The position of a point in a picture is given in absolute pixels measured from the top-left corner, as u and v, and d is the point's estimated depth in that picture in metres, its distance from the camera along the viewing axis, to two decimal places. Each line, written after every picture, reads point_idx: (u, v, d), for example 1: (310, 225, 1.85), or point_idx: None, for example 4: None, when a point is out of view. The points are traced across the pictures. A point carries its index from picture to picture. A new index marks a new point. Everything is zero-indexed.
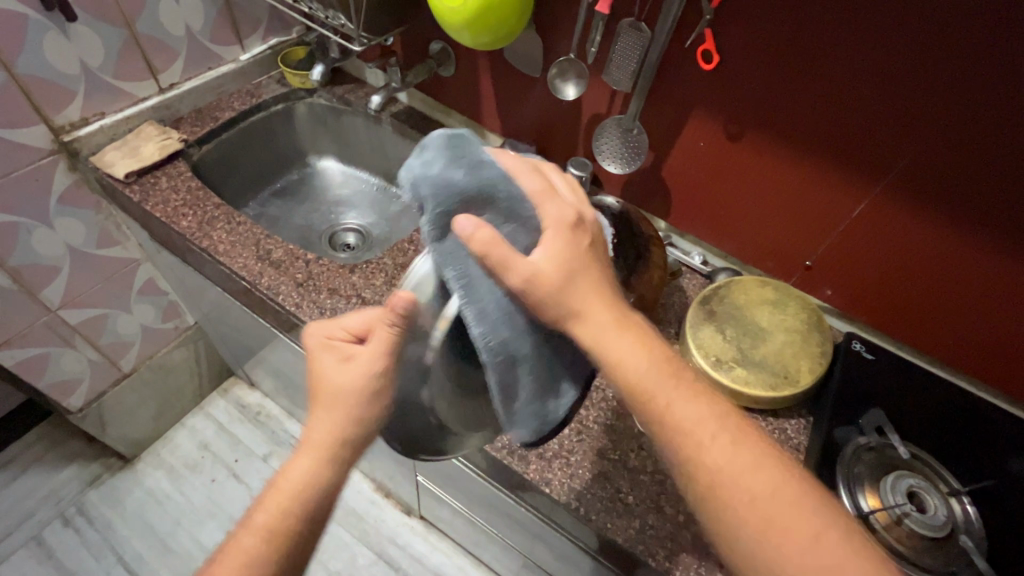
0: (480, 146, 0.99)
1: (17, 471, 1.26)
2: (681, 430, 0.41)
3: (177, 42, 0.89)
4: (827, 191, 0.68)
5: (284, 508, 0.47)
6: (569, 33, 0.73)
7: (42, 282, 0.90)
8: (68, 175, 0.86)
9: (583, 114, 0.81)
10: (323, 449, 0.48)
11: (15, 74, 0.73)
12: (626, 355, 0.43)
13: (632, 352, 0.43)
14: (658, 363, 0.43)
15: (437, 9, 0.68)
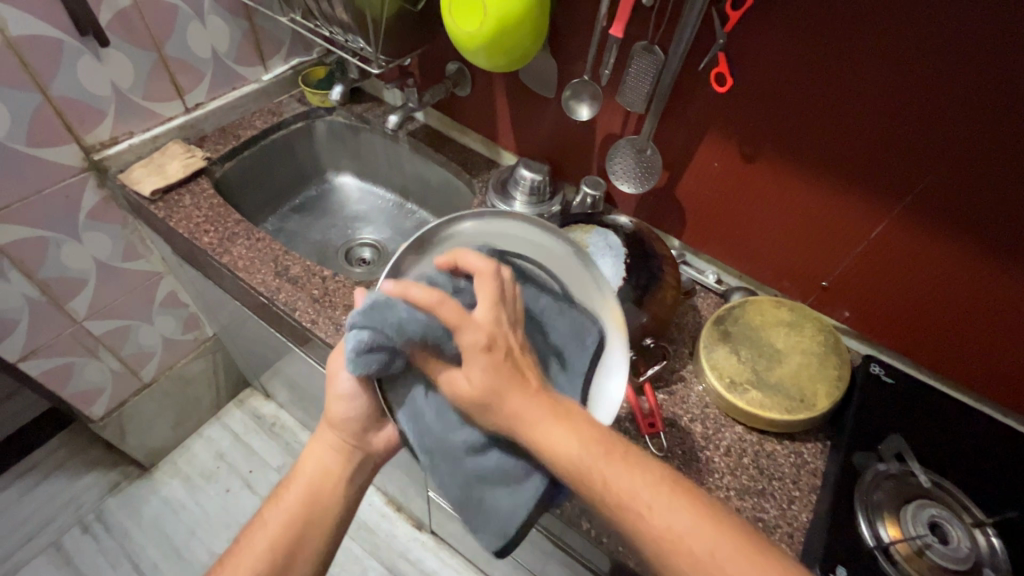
0: (495, 164, 1.00)
1: (39, 477, 1.29)
2: (621, 497, 0.42)
3: (203, 64, 0.93)
4: (845, 213, 0.68)
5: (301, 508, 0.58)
6: (582, 55, 0.73)
7: (69, 295, 0.92)
8: (97, 192, 0.89)
9: (597, 133, 0.81)
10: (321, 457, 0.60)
11: (49, 96, 0.76)
12: None
13: (564, 435, 0.44)
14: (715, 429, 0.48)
15: (454, 34, 0.69)
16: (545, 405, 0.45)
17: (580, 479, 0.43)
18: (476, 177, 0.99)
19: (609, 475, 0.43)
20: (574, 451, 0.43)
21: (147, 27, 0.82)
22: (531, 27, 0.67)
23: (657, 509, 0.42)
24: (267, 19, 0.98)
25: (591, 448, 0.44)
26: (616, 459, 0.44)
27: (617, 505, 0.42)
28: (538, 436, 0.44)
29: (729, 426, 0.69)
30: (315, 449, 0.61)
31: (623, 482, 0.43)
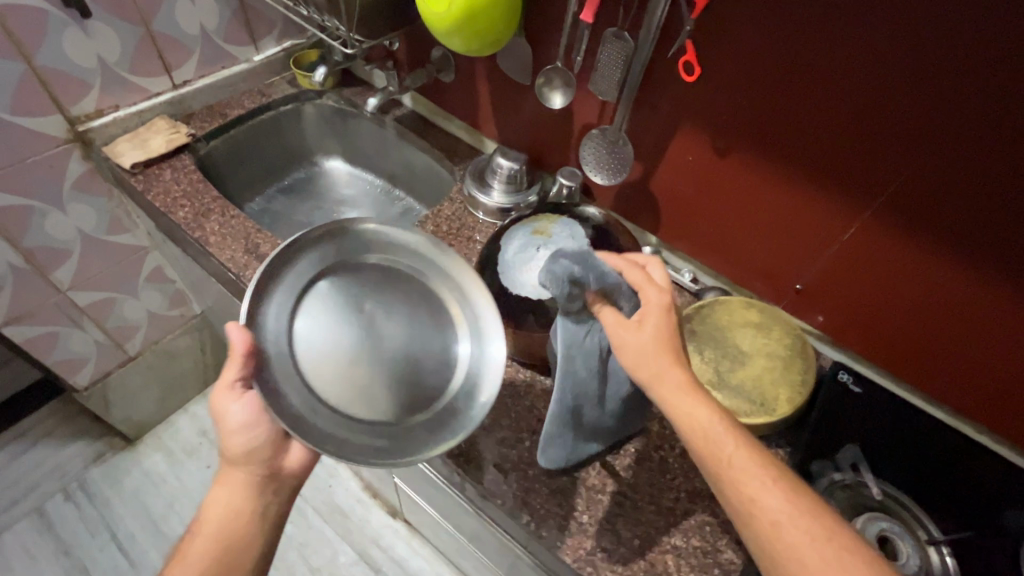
0: (478, 152, 1.00)
1: (28, 443, 1.32)
2: (735, 471, 0.44)
3: (192, 41, 0.93)
4: (817, 212, 0.66)
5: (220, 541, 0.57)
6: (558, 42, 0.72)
7: (52, 264, 0.94)
8: (82, 163, 0.90)
9: (574, 124, 0.80)
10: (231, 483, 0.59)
11: (34, 66, 0.77)
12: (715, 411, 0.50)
13: (702, 408, 0.47)
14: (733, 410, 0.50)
15: (425, 15, 0.68)
16: (688, 378, 0.48)
17: (701, 448, 0.45)
18: (457, 165, 0.98)
19: (733, 453, 0.45)
20: (704, 421, 0.46)
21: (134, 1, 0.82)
22: (501, 11, 0.66)
23: (758, 485, 0.43)
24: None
25: (718, 422, 0.46)
26: (738, 441, 0.45)
27: (731, 479, 0.44)
28: (674, 398, 0.47)
29: None
30: (220, 495, 0.59)
31: (737, 460, 0.44)
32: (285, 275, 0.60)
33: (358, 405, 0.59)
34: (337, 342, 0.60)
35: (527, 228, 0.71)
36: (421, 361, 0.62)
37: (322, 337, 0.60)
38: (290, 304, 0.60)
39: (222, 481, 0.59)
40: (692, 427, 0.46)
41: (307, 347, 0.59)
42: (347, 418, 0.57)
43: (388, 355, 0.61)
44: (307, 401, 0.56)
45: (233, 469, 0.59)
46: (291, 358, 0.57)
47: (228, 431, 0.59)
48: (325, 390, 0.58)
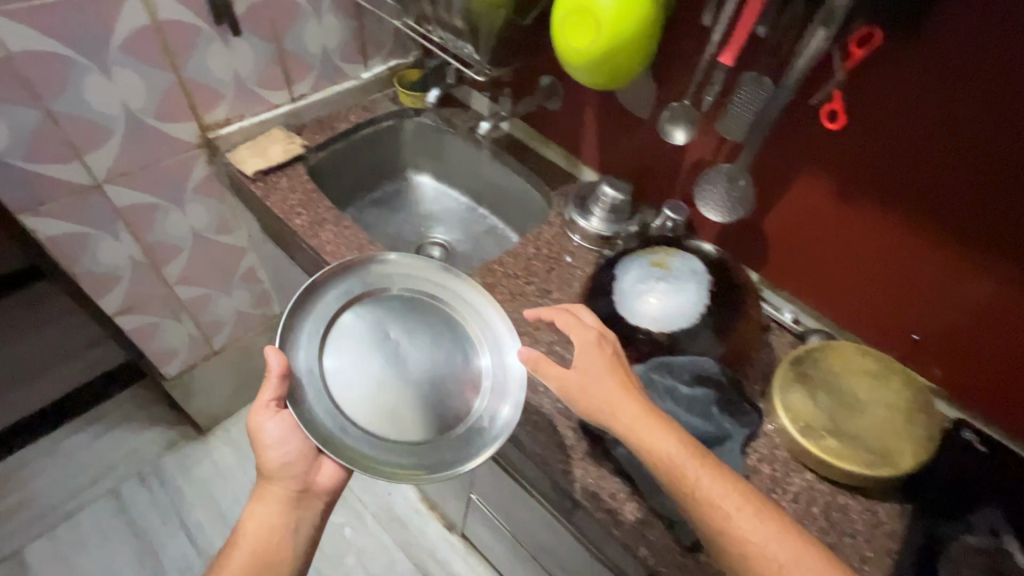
0: (573, 178, 1.02)
1: (108, 425, 1.38)
2: (705, 493, 0.52)
3: (313, 58, 0.98)
4: (892, 242, 0.68)
5: (256, 553, 0.62)
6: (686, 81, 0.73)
7: (166, 260, 0.99)
8: (205, 168, 0.95)
9: (685, 159, 0.82)
10: (268, 502, 0.64)
11: (182, 77, 0.82)
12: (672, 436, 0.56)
13: (666, 440, 0.55)
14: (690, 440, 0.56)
15: (561, 46, 0.70)
16: (646, 413, 0.57)
17: (676, 476, 0.54)
18: (553, 189, 1.00)
19: (701, 479, 0.53)
20: (665, 447, 0.55)
21: (274, 21, 0.88)
22: (641, 49, 0.68)
23: (728, 503, 0.52)
24: (375, 21, 1.03)
25: (682, 450, 0.55)
26: (700, 464, 0.54)
27: (700, 505, 0.52)
28: (640, 432, 0.56)
29: (798, 472, 0.67)
30: (258, 509, 0.64)
31: (705, 481, 0.53)
32: (311, 313, 0.69)
33: (384, 424, 0.66)
34: (366, 367, 0.68)
35: (644, 259, 0.72)
36: (441, 380, 0.69)
37: (350, 365, 0.67)
38: (320, 337, 0.68)
39: (259, 497, 0.65)
40: (650, 445, 0.55)
41: (337, 374, 0.66)
42: (378, 435, 0.64)
43: (410, 377, 0.68)
44: (338, 421, 0.63)
45: (273, 487, 0.65)
46: (320, 382, 0.65)
47: (266, 450, 0.65)
48: (356, 410, 0.65)
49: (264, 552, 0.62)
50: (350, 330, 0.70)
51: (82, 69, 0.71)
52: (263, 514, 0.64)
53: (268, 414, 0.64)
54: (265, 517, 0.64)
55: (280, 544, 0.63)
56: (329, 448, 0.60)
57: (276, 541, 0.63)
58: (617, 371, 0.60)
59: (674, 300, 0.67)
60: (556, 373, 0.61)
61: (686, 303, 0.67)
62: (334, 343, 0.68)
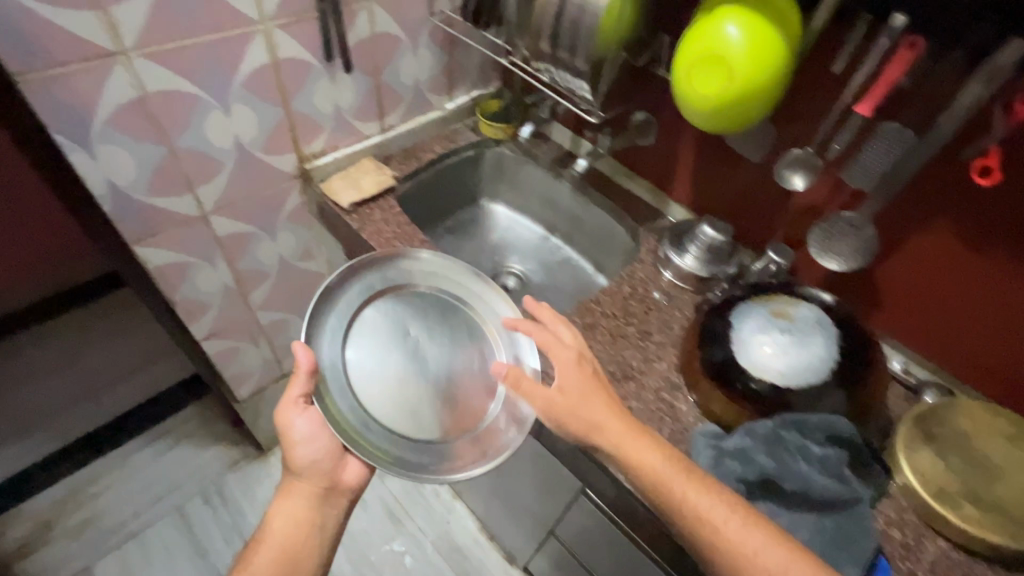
0: (660, 214, 1.00)
1: (172, 442, 1.39)
2: (689, 500, 0.56)
3: (405, 90, 0.99)
4: (988, 283, 0.67)
5: (278, 550, 0.64)
6: (810, 127, 0.71)
7: (253, 286, 1.00)
8: (298, 197, 0.96)
9: (793, 203, 0.81)
10: (292, 500, 0.67)
11: (290, 110, 0.83)
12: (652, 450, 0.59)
13: (650, 452, 0.59)
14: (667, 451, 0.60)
15: (682, 89, 0.69)
16: (622, 424, 0.61)
17: (662, 489, 0.57)
18: (641, 225, 0.99)
19: (687, 491, 0.57)
20: (645, 457, 0.59)
21: (375, 56, 0.89)
22: (770, 96, 0.66)
23: (710, 510, 0.55)
24: (464, 53, 1.04)
25: (666, 461, 0.58)
26: (683, 473, 0.58)
27: (687, 514, 0.56)
28: (623, 444, 0.59)
29: (931, 538, 0.64)
30: (283, 505, 0.67)
31: (689, 490, 0.57)
32: (333, 309, 0.70)
33: (404, 420, 0.67)
34: (384, 363, 0.69)
35: (763, 309, 0.70)
36: (457, 378, 0.71)
37: (372, 360, 0.69)
38: (342, 331, 0.69)
39: (287, 492, 0.68)
40: (630, 454, 0.59)
41: (358, 367, 0.68)
42: (396, 431, 0.66)
43: (428, 376, 0.70)
44: (360, 416, 0.65)
45: (300, 482, 0.68)
46: (344, 376, 0.66)
47: (292, 442, 0.67)
48: (376, 406, 0.67)
49: (287, 548, 0.65)
50: (370, 324, 0.71)
51: (205, 106, 0.73)
52: (288, 513, 0.66)
53: (295, 408, 0.66)
54: (290, 515, 0.66)
55: (304, 542, 0.66)
56: (352, 442, 0.62)
57: (300, 537, 0.65)
58: (591, 384, 0.63)
59: (801, 353, 0.65)
60: (541, 393, 0.62)
61: (813, 356, 0.65)
62: (354, 337, 0.70)
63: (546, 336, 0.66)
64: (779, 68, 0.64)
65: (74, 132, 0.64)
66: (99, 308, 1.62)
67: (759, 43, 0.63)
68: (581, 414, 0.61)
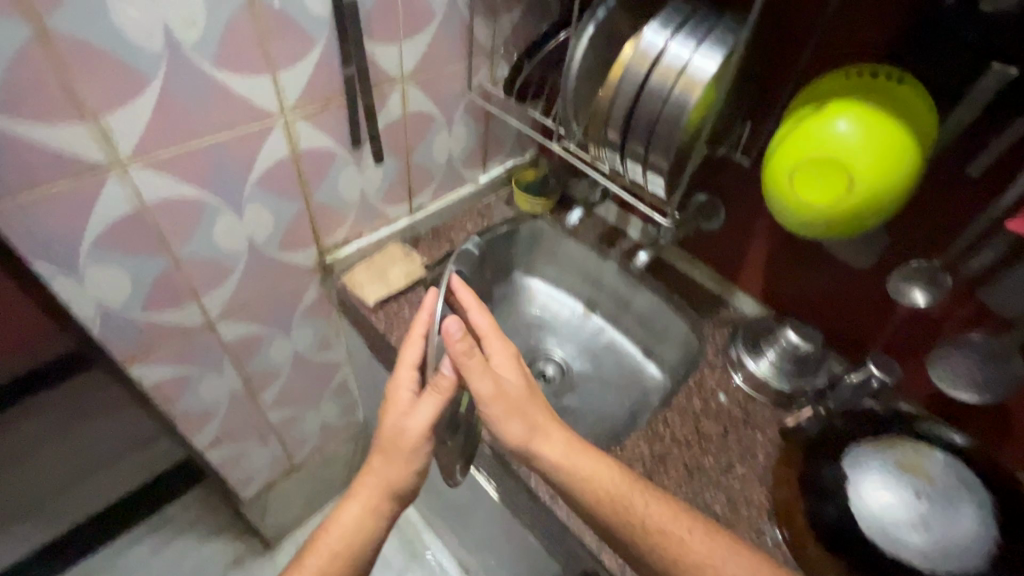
0: (725, 304, 0.89)
1: (170, 536, 1.26)
2: (663, 532, 0.55)
3: (436, 168, 0.89)
4: None
5: (341, 551, 0.63)
6: (936, 236, 0.60)
7: (264, 386, 0.89)
8: (317, 290, 0.85)
9: (899, 312, 0.69)
10: (359, 505, 0.64)
11: (311, 203, 0.73)
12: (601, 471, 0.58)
13: (595, 464, 0.59)
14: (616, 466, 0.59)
15: (772, 174, 0.58)
16: (562, 434, 0.60)
17: (618, 503, 0.56)
18: (706, 318, 0.87)
19: (688, 536, 0.55)
20: (568, 463, 0.58)
21: (406, 137, 0.79)
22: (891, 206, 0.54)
23: (699, 547, 0.54)
24: (500, 124, 0.94)
25: (618, 480, 0.58)
26: (637, 492, 0.57)
27: (646, 528, 0.55)
28: (570, 461, 0.58)
29: None
30: (344, 512, 0.64)
31: (650, 513, 0.56)
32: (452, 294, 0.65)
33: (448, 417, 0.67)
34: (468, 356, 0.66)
35: (888, 457, 0.58)
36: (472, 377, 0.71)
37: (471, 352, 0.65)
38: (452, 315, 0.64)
39: (352, 495, 0.65)
40: (563, 462, 0.58)
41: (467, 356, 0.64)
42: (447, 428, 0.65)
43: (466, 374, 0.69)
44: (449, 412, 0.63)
45: (380, 496, 0.64)
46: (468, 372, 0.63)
47: (391, 457, 0.62)
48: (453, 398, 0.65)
49: (348, 551, 0.63)
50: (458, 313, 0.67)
51: (217, 208, 0.62)
52: (353, 513, 0.64)
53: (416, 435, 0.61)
54: (356, 516, 0.64)
55: (361, 544, 0.64)
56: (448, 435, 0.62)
57: (362, 541, 0.64)
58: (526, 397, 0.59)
59: (947, 528, 0.53)
60: (488, 398, 0.58)
61: (962, 534, 0.53)
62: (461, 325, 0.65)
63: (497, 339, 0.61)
64: (896, 174, 0.52)
65: (57, 256, 0.53)
66: (79, 383, 1.46)
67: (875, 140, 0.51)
68: (532, 418, 0.59)
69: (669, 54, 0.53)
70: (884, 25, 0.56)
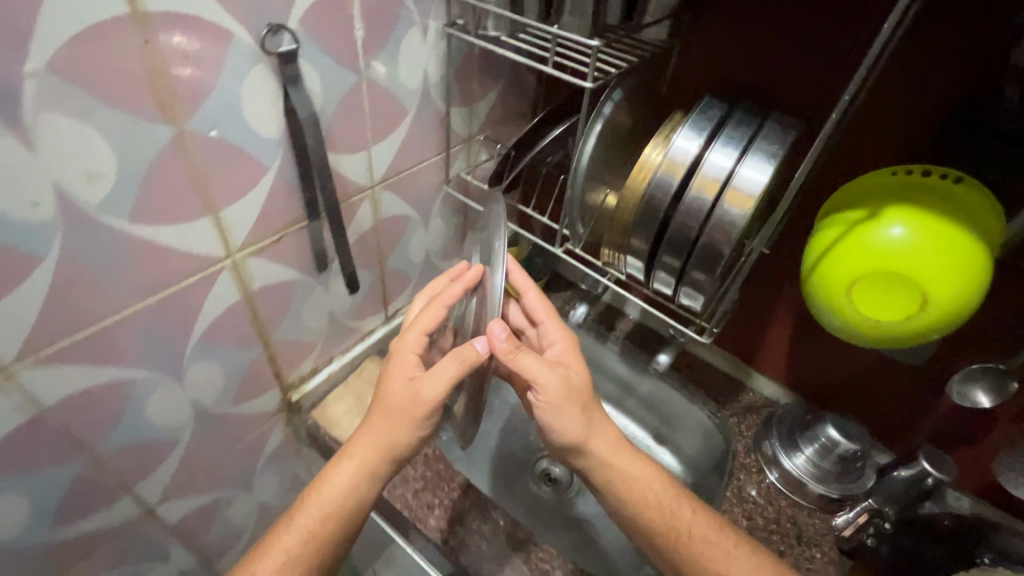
0: (743, 388, 0.81)
1: None
2: (704, 545, 0.53)
3: (414, 268, 0.77)
4: None
5: (333, 509, 0.54)
6: (993, 330, 0.55)
7: (222, 552, 0.72)
8: (282, 432, 0.70)
9: (944, 400, 0.63)
10: (356, 456, 0.54)
11: (270, 343, 0.59)
12: (643, 478, 0.55)
13: (645, 472, 0.55)
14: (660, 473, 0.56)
15: (822, 274, 0.51)
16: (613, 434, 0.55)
17: (664, 517, 0.53)
18: (726, 408, 0.79)
19: (730, 555, 0.53)
20: (619, 464, 0.54)
21: (380, 244, 0.67)
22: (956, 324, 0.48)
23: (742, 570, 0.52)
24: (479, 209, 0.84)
25: (666, 493, 0.55)
26: (682, 503, 0.55)
27: (685, 544, 0.53)
28: (621, 464, 0.54)
29: None
30: (344, 466, 0.54)
31: (694, 528, 0.54)
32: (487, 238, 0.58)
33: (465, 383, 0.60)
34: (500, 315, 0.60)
35: None
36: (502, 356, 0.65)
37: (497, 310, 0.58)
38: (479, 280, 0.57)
39: (351, 450, 0.55)
40: (611, 459, 0.54)
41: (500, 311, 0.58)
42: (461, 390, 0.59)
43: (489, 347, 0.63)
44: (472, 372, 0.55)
45: (380, 458, 0.54)
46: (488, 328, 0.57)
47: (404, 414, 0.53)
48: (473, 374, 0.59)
49: (340, 515, 0.54)
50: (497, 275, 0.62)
51: (146, 383, 0.48)
52: (352, 463, 0.54)
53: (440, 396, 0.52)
54: (354, 466, 0.54)
55: (353, 508, 0.55)
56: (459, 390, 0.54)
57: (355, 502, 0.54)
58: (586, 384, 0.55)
59: None
60: (555, 377, 0.53)
61: None
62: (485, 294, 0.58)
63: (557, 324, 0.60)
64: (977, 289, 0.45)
65: None
66: None
67: (942, 245, 0.45)
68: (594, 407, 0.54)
69: (711, 162, 0.45)
70: (920, 122, 0.51)
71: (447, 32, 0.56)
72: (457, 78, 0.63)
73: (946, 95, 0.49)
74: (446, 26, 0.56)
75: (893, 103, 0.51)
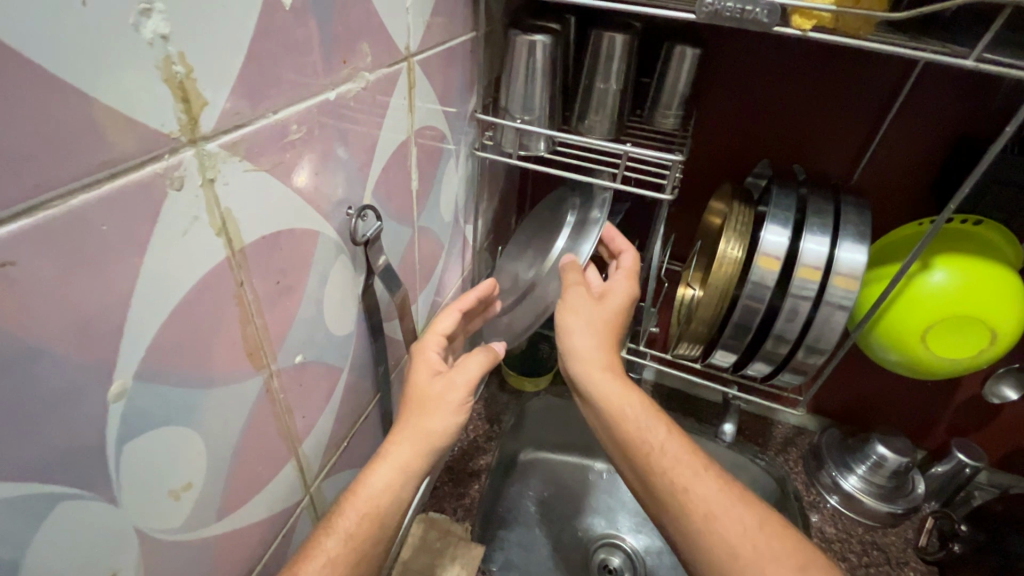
0: (774, 423, 0.84)
1: None
2: (673, 462, 0.40)
3: None
4: None
5: (367, 535, 0.35)
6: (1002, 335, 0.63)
7: None
8: None
9: (959, 395, 0.71)
10: (398, 456, 0.37)
11: None
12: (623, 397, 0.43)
13: (632, 396, 0.43)
14: (651, 405, 0.43)
15: (887, 325, 0.53)
16: (611, 355, 0.45)
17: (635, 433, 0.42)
18: (771, 448, 0.80)
19: (698, 475, 0.40)
20: (607, 384, 0.43)
21: None
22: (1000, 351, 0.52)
23: (706, 496, 0.38)
24: None
25: (646, 413, 0.42)
26: (658, 420, 0.42)
27: (655, 465, 0.40)
28: (607, 386, 0.43)
29: None
30: (380, 472, 0.36)
31: (668, 449, 0.41)
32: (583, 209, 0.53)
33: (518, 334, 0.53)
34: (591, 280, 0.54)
35: None
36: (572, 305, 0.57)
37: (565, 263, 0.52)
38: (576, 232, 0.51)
39: (389, 450, 0.37)
40: (598, 382, 0.43)
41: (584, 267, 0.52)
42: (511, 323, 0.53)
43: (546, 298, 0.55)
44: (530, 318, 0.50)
45: (424, 460, 0.38)
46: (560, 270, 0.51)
47: (438, 403, 0.39)
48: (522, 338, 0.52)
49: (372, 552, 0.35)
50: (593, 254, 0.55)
51: None
52: (391, 469, 0.37)
53: (462, 396, 0.40)
54: (393, 472, 0.37)
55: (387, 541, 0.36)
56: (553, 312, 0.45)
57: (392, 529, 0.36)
58: (619, 322, 0.46)
59: None
60: (589, 301, 0.44)
61: None
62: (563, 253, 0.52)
63: (626, 273, 0.49)
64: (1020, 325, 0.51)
65: None
66: None
67: (988, 285, 0.50)
68: (614, 327, 0.46)
69: (810, 250, 0.45)
70: (913, 192, 0.56)
71: (477, 155, 0.52)
72: (477, 191, 0.56)
73: (951, 135, 0.52)
74: (474, 148, 0.51)
75: (904, 148, 0.54)
